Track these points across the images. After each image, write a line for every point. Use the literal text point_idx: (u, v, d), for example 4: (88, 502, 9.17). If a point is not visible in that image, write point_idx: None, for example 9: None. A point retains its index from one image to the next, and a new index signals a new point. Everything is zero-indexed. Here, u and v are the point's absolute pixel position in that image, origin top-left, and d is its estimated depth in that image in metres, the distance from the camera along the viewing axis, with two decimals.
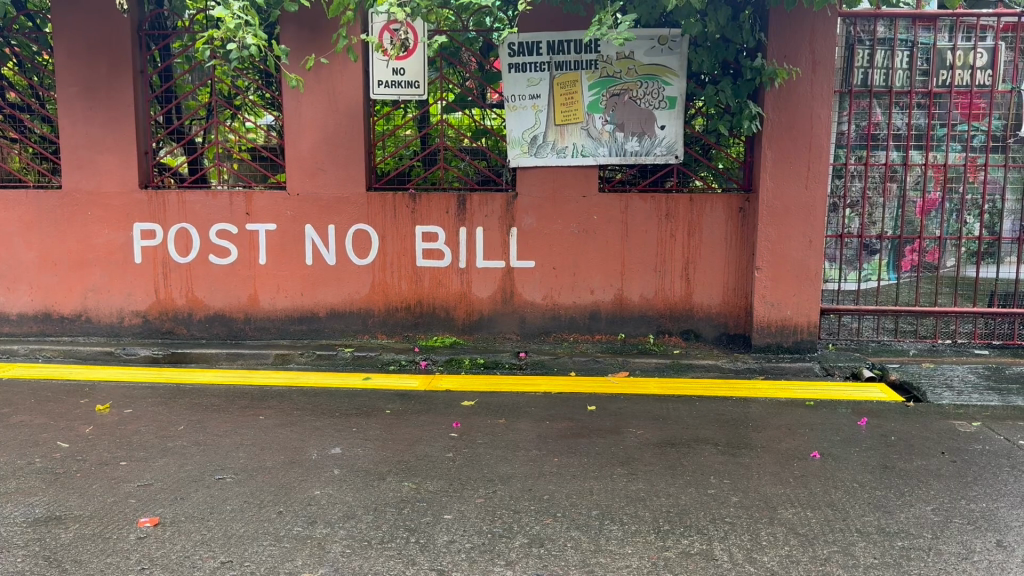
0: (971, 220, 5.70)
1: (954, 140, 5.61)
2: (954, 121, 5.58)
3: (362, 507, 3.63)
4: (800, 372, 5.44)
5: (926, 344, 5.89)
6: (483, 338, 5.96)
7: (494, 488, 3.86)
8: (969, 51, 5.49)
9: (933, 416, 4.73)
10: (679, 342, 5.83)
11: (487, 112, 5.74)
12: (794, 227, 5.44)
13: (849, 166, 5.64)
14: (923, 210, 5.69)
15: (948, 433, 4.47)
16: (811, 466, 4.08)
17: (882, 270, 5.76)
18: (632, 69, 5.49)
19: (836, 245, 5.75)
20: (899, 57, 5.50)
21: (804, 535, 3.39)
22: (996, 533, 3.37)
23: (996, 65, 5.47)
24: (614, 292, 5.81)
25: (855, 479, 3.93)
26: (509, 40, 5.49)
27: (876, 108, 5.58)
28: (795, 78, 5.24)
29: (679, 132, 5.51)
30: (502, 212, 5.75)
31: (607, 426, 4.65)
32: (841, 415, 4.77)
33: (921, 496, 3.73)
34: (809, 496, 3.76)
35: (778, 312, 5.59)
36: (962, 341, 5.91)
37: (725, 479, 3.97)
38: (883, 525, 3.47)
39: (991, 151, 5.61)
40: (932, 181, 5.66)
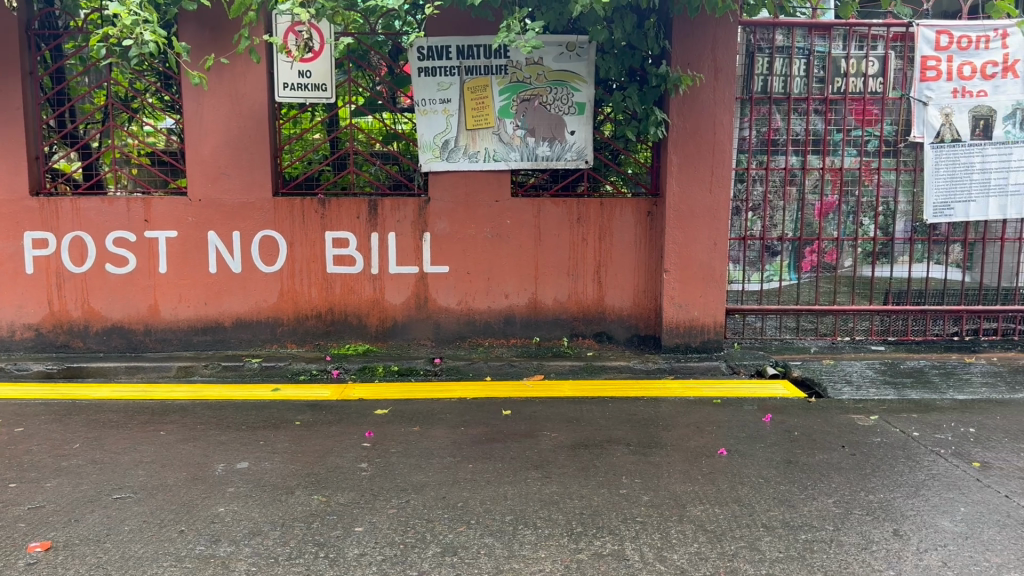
0: (866, 221, 5.94)
1: (850, 145, 5.85)
2: (849, 127, 5.81)
3: (269, 522, 3.51)
4: (708, 371, 5.56)
5: (826, 342, 6.12)
6: (397, 345, 5.88)
7: (407, 498, 3.80)
8: (861, 60, 5.72)
9: (833, 411, 4.90)
10: (592, 344, 5.88)
11: (398, 116, 5.67)
12: (700, 230, 5.57)
13: (750, 171, 5.83)
14: (821, 212, 5.91)
15: (847, 427, 4.64)
16: (719, 463, 4.17)
17: (783, 271, 5.96)
18: (542, 75, 5.52)
19: (740, 247, 5.92)
20: (796, 65, 5.71)
21: (712, 532, 3.45)
22: (892, 523, 3.51)
23: (887, 73, 5.72)
24: (527, 296, 5.82)
25: (760, 475, 4.03)
26: (418, 44, 5.43)
27: (776, 114, 5.77)
28: (698, 85, 5.36)
29: (589, 137, 5.58)
30: (414, 217, 5.69)
31: (522, 430, 4.65)
32: (747, 412, 4.90)
33: (823, 489, 3.85)
34: (717, 493, 3.84)
35: (687, 314, 5.70)
36: (860, 338, 6.16)
37: (636, 478, 4.02)
38: (787, 519, 3.57)
39: (884, 156, 5.86)
40: (830, 185, 5.89)
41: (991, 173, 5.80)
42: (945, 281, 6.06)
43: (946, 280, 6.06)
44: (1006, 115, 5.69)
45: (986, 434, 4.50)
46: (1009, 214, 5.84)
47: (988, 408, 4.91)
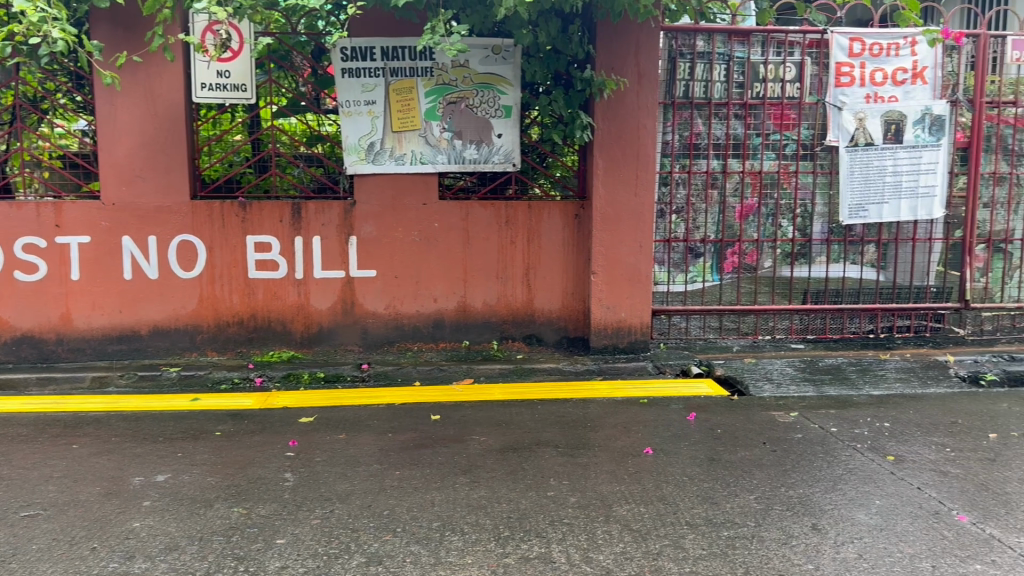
0: (785, 223, 6.11)
1: (769, 149, 6.00)
2: (768, 131, 5.97)
3: (187, 537, 3.40)
4: (635, 372, 5.63)
5: (748, 341, 6.27)
6: (323, 351, 5.78)
7: (332, 507, 3.72)
8: (779, 65, 5.88)
9: (755, 408, 5.02)
10: (522, 347, 5.88)
11: (323, 118, 5.58)
12: (626, 233, 5.63)
13: (674, 174, 5.94)
14: (742, 214, 6.06)
15: (768, 423, 4.75)
16: (645, 463, 4.22)
17: (706, 272, 6.10)
18: (468, 77, 5.50)
19: (665, 249, 6.04)
20: (717, 70, 5.82)
21: (637, 532, 3.48)
22: (811, 517, 3.60)
23: (803, 78, 5.88)
24: (456, 299, 5.79)
25: (684, 473, 4.09)
26: (341, 45, 5.34)
27: (698, 119, 5.88)
28: (622, 89, 5.43)
29: (515, 140, 5.59)
30: (339, 220, 5.60)
31: (450, 435, 4.62)
32: (672, 411, 4.97)
33: (745, 485, 3.93)
34: (642, 492, 3.88)
35: (614, 316, 5.76)
36: (780, 336, 6.32)
37: (563, 480, 4.03)
38: (710, 516, 3.62)
39: (801, 159, 6.03)
40: (750, 188, 6.04)
41: (902, 175, 6.01)
42: (860, 281, 6.26)
43: (861, 280, 6.26)
44: (916, 120, 5.92)
45: (900, 428, 4.66)
46: (919, 215, 6.07)
47: (901, 403, 5.10)
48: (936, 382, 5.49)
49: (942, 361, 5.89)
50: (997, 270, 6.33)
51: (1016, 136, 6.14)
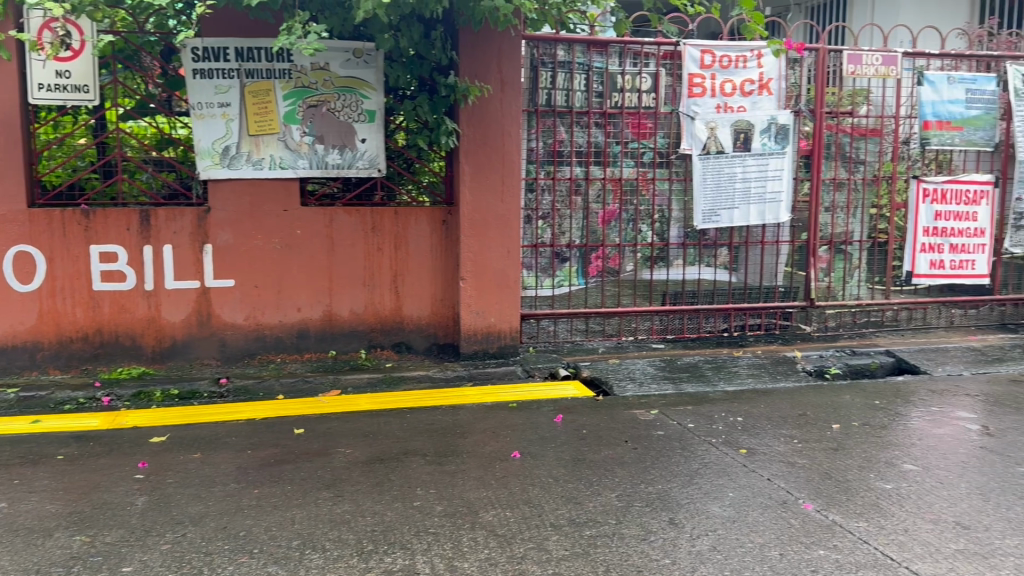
0: (644, 228, 6.37)
1: (628, 156, 6.24)
2: (627, 139, 6.21)
3: (19, 571, 3.13)
4: (505, 376, 5.66)
5: (612, 342, 6.48)
6: (179, 366, 5.49)
7: (184, 531, 3.53)
8: (636, 76, 6.12)
9: (619, 407, 5.18)
10: (391, 355, 5.80)
11: (175, 120, 5.33)
12: (493, 239, 5.67)
13: (539, 181, 6.11)
14: (604, 220, 6.29)
15: (631, 422, 4.90)
16: (512, 467, 4.24)
17: (572, 276, 6.29)
18: (328, 81, 5.39)
19: (532, 254, 6.19)
20: (577, 79, 6.02)
21: (502, 536, 3.48)
22: (668, 512, 3.71)
23: (658, 89, 6.14)
24: (321, 309, 5.64)
25: (550, 475, 4.14)
26: (191, 44, 5.13)
27: (560, 126, 6.08)
28: (486, 96, 5.47)
29: (380, 145, 5.53)
30: (194, 227, 5.35)
31: (314, 448, 4.48)
32: (540, 414, 5.04)
33: (607, 484, 4.02)
34: (508, 496, 3.89)
35: (483, 321, 5.78)
36: (642, 337, 6.57)
37: (430, 489, 3.99)
38: (573, 516, 3.67)
39: (658, 167, 6.29)
40: (611, 194, 6.28)
41: (751, 181, 6.39)
42: (714, 282, 6.60)
43: (715, 281, 6.60)
44: (762, 128, 6.30)
45: (751, 422, 4.93)
46: (767, 220, 6.49)
47: (752, 398, 5.42)
48: (785, 376, 5.88)
49: (790, 356, 6.28)
50: (839, 270, 6.78)
51: (853, 144, 6.60)
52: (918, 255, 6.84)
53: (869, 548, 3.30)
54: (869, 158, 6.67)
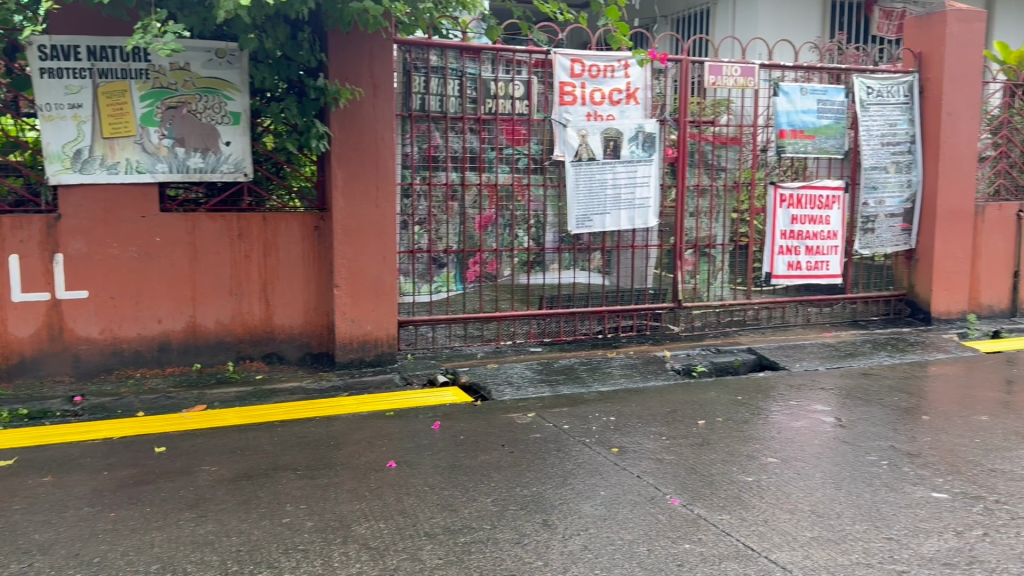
0: (521, 233, 6.45)
1: (503, 163, 6.31)
2: (502, 145, 6.28)
3: None
4: (382, 385, 5.58)
5: (491, 347, 6.52)
6: (26, 385, 5.11)
7: (29, 561, 3.27)
8: (508, 83, 6.20)
9: (497, 412, 5.21)
10: (262, 367, 5.60)
11: (22, 122, 4.97)
12: (368, 245, 5.58)
13: (414, 187, 6.07)
14: (481, 225, 6.32)
15: (508, 426, 4.94)
16: (386, 477, 4.18)
17: (450, 282, 6.29)
18: (189, 81, 5.17)
19: (409, 260, 6.15)
20: (450, 85, 6.04)
21: (375, 549, 3.42)
22: (542, 514, 3.75)
23: (530, 96, 6.24)
24: (186, 320, 5.38)
25: (425, 483, 4.10)
26: (37, 42, 4.81)
27: (435, 132, 6.07)
28: (358, 100, 5.40)
29: (246, 148, 5.34)
30: (41, 235, 5.00)
31: (178, 467, 4.27)
32: (417, 422, 5.00)
33: (483, 489, 4.02)
34: (382, 507, 3.83)
35: (359, 329, 5.68)
36: (520, 341, 6.65)
37: (301, 505, 3.87)
38: (448, 524, 3.65)
39: (532, 173, 6.39)
40: (487, 200, 6.32)
41: (621, 188, 6.61)
42: (589, 285, 6.76)
43: (589, 284, 6.75)
44: (631, 136, 6.53)
45: (624, 421, 5.07)
46: (637, 224, 6.72)
47: (625, 398, 5.58)
48: (655, 375, 6.10)
49: (660, 356, 6.52)
50: (704, 272, 7.10)
51: (714, 152, 6.94)
52: (777, 257, 7.26)
53: (731, 540, 3.43)
54: (731, 165, 7.01)
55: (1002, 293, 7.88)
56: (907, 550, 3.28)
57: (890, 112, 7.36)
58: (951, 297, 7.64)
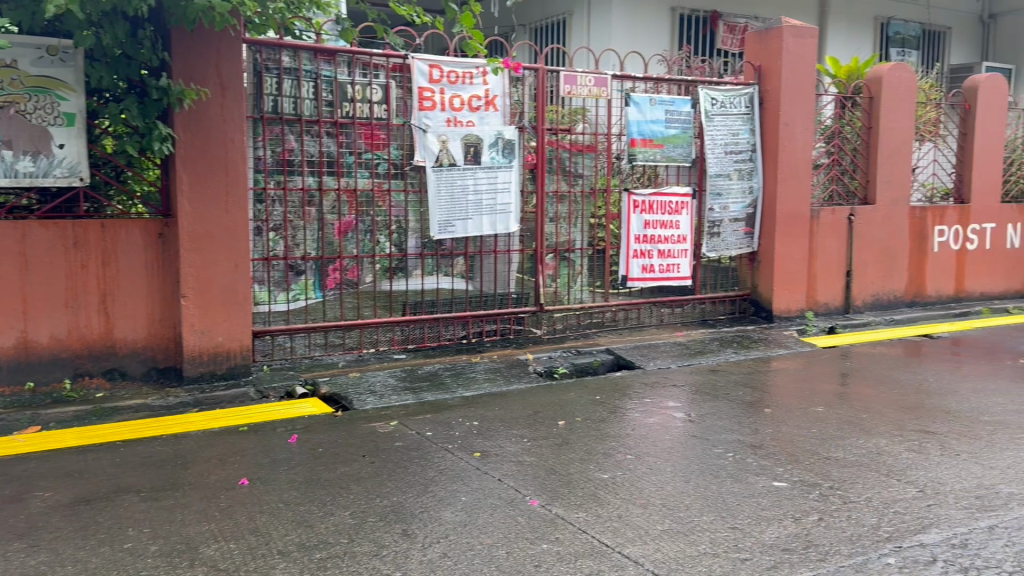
0: (382, 239, 6.37)
1: (362, 167, 6.21)
2: (360, 150, 6.17)
3: None
4: (235, 400, 5.34)
5: (353, 355, 6.39)
6: None
7: None
8: (366, 86, 6.11)
9: (358, 422, 5.11)
10: (102, 384, 5.24)
11: None
12: (217, 252, 5.35)
13: (268, 191, 5.89)
14: (340, 231, 6.19)
15: (369, 436, 4.85)
16: (239, 495, 4.00)
17: (308, 289, 6.12)
18: (16, 80, 4.81)
19: (263, 268, 5.93)
20: (305, 88, 5.89)
21: (224, 571, 3.26)
22: (402, 524, 3.71)
23: (389, 100, 6.18)
24: (13, 335, 4.95)
25: (280, 499, 3.96)
26: None
27: (289, 135, 5.90)
28: (204, 100, 5.17)
29: (81, 151, 4.97)
30: None
31: (4, 495, 3.91)
32: (273, 436, 4.82)
33: (341, 503, 3.93)
34: (233, 526, 3.66)
35: (209, 341, 5.42)
36: (383, 348, 6.55)
37: (144, 529, 3.63)
38: (303, 540, 3.54)
39: (393, 178, 6.33)
40: (346, 206, 6.20)
41: (482, 194, 6.65)
42: (452, 291, 6.76)
43: (452, 290, 6.75)
44: (490, 143, 6.59)
45: (486, 425, 5.10)
46: (498, 230, 6.79)
47: (488, 402, 5.62)
48: (518, 379, 6.17)
49: (523, 359, 6.61)
50: (564, 276, 7.26)
51: (571, 158, 7.12)
52: (632, 260, 7.53)
53: (587, 537, 3.51)
54: (587, 172, 7.21)
55: (836, 291, 8.49)
56: (750, 537, 3.46)
57: (732, 121, 7.81)
58: (791, 296, 8.18)
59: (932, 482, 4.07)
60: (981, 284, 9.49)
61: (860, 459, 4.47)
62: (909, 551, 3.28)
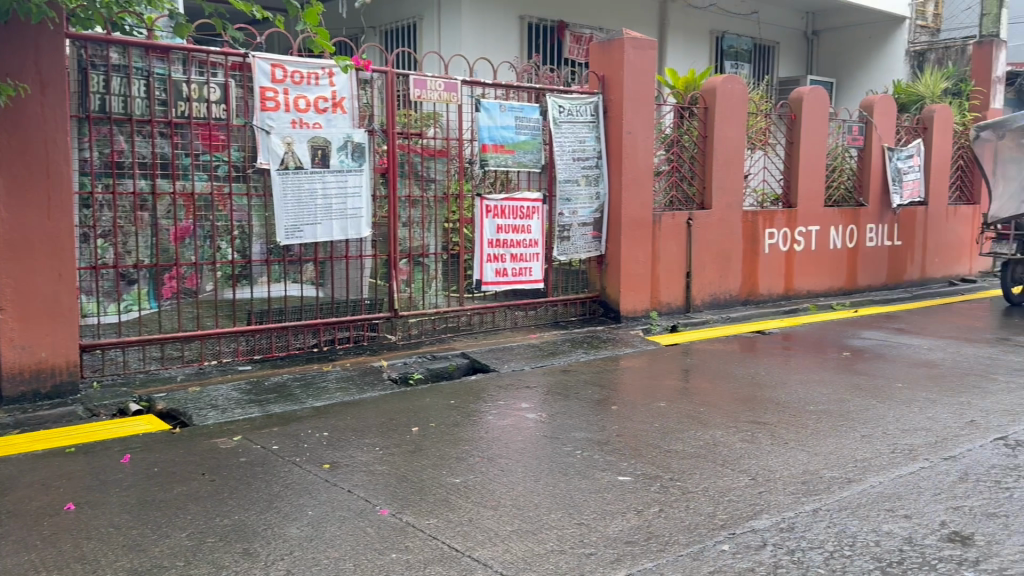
0: (224, 245, 6.09)
1: (200, 170, 5.94)
2: (197, 151, 5.89)
3: None
4: (62, 419, 4.92)
5: (193, 368, 6.06)
6: None
7: None
8: (203, 85, 5.85)
9: (200, 437, 4.84)
10: None
11: None
12: (38, 261, 4.95)
13: (95, 196, 5.53)
14: (178, 237, 5.88)
15: (211, 452, 4.60)
16: (62, 521, 3.68)
17: (143, 299, 5.77)
18: None
19: (91, 277, 5.55)
20: (136, 86, 5.57)
21: None
22: (244, 543, 3.54)
23: (228, 100, 5.93)
24: None
25: (110, 524, 3.68)
26: None
27: (118, 135, 5.56)
28: (22, 96, 4.78)
29: None
30: None
31: None
32: (104, 456, 4.49)
33: (178, 524, 3.70)
34: (55, 556, 3.36)
35: (31, 356, 4.99)
36: (227, 360, 6.25)
37: None
38: (134, 566, 3.30)
39: (234, 181, 6.08)
40: (184, 210, 5.91)
41: (332, 199, 6.50)
42: (301, 298, 6.56)
43: (301, 297, 6.55)
44: (339, 146, 6.45)
45: (337, 436, 4.97)
46: (349, 234, 6.64)
47: (339, 411, 5.48)
48: (371, 387, 6.05)
49: (377, 366, 6.51)
50: (418, 280, 7.21)
51: (423, 163, 7.08)
52: (486, 264, 7.58)
53: (437, 544, 3.49)
54: (439, 176, 7.19)
55: (677, 291, 8.94)
56: (596, 532, 3.56)
57: (579, 129, 8.05)
58: (636, 297, 8.53)
59: (763, 469, 4.34)
60: (807, 283, 10.25)
61: (699, 450, 4.71)
62: (742, 537, 3.47)
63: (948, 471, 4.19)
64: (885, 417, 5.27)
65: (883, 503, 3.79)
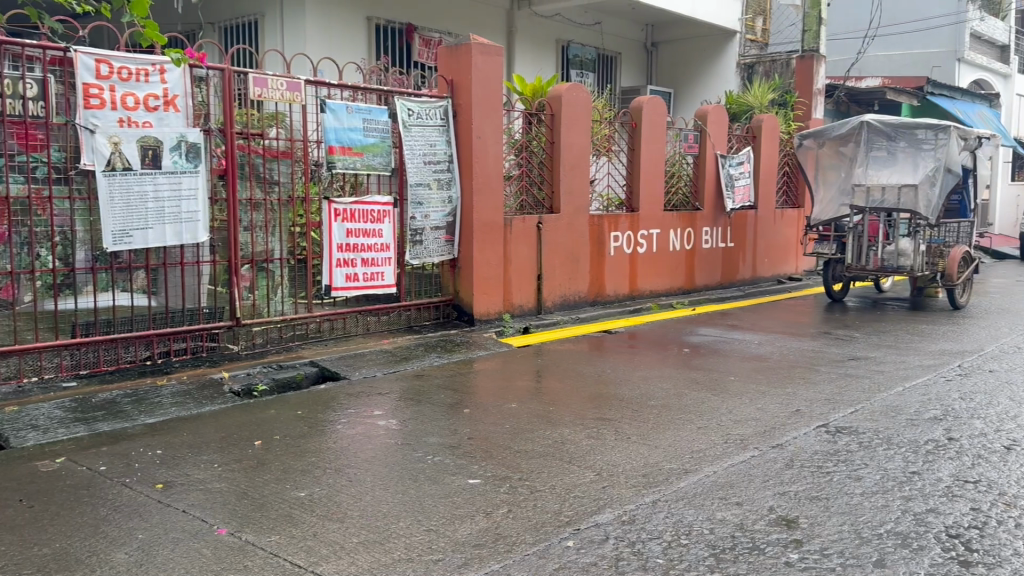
0: (44, 252, 5.68)
1: (15, 171, 5.52)
2: (12, 151, 5.49)
3: None
4: None
5: (10, 387, 5.56)
6: None
7: None
8: (18, 81, 5.43)
9: (16, 461, 4.42)
10: None
11: None
12: None
13: None
14: None
15: (28, 476, 4.20)
16: None
17: None
18: None
19: None
20: None
21: None
22: (64, 573, 3.25)
23: (47, 96, 5.52)
24: None
25: None
26: None
27: None
28: None
29: None
30: None
31: None
32: None
33: None
34: None
35: None
36: (49, 376, 5.76)
37: None
38: None
39: (55, 184, 5.66)
40: None
41: (165, 202, 6.14)
42: (132, 308, 6.16)
43: (131, 306, 6.15)
44: (171, 146, 6.11)
45: (173, 453, 4.67)
46: (185, 239, 6.29)
47: (175, 427, 5.16)
48: (211, 400, 5.74)
49: (218, 378, 6.18)
50: (263, 287, 6.94)
51: (265, 164, 6.81)
52: (334, 270, 7.39)
53: (279, 561, 3.35)
54: (283, 179, 6.96)
55: (528, 293, 9.09)
56: (444, 538, 3.54)
57: (429, 133, 8.01)
58: (488, 300, 8.58)
59: (608, 465, 4.48)
60: (650, 284, 10.71)
61: (547, 449, 4.80)
62: (587, 533, 3.56)
63: (775, 458, 4.49)
64: (721, 409, 5.58)
65: (717, 492, 4.01)
